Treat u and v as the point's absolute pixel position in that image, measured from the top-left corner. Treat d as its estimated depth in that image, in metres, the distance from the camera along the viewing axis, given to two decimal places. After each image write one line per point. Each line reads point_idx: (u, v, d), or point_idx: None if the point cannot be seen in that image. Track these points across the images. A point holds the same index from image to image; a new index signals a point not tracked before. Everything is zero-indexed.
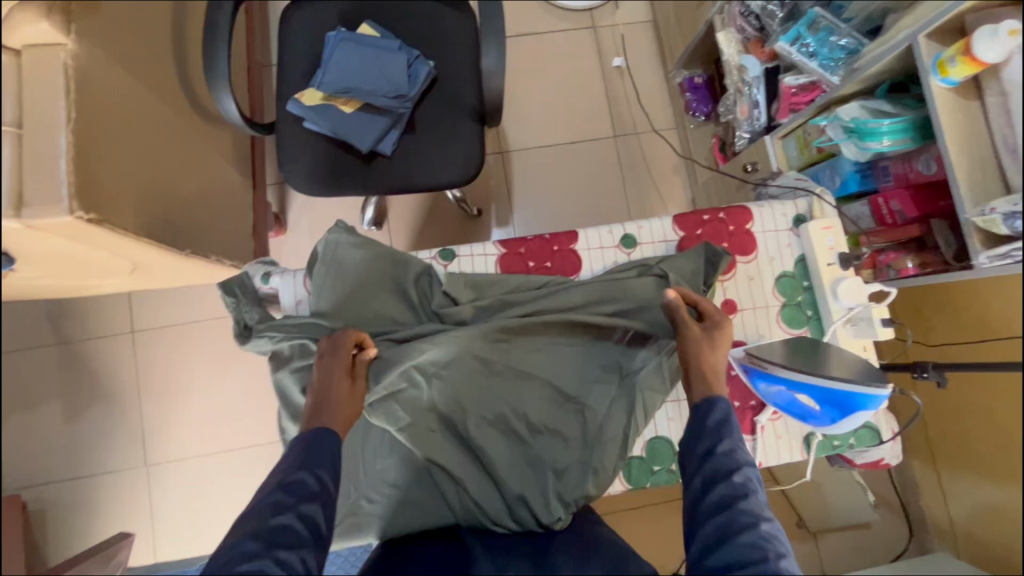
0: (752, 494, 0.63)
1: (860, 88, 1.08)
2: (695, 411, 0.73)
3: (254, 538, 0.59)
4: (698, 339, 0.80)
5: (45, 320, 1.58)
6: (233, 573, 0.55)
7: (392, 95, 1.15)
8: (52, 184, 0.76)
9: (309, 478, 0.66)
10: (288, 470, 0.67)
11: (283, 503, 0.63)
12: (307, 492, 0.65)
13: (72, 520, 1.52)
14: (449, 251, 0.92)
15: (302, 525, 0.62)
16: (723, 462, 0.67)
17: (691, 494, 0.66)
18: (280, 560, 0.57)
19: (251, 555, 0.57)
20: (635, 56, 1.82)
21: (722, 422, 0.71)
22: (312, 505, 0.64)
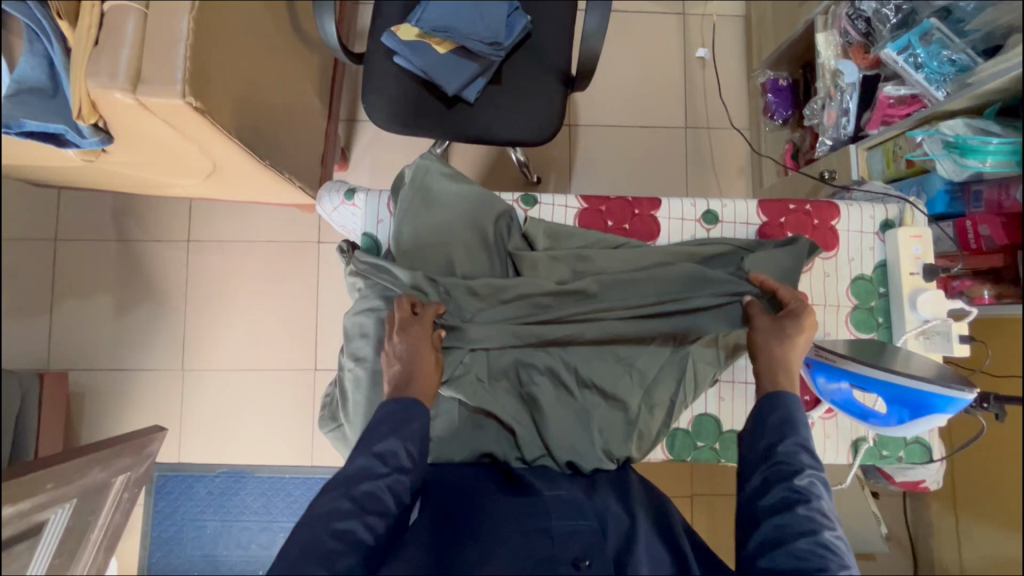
0: (812, 500, 0.67)
1: (969, 106, 1.04)
2: (767, 402, 0.77)
3: (348, 498, 0.65)
4: (765, 330, 0.82)
5: (110, 214, 1.62)
6: (329, 527, 0.62)
7: (489, 41, 1.13)
8: (170, 67, 0.79)
9: (398, 450, 0.70)
10: (378, 435, 0.71)
11: (376, 468, 0.69)
12: (401, 465, 0.70)
13: (108, 409, 1.59)
14: (531, 197, 0.96)
15: (387, 494, 0.67)
16: (785, 463, 0.71)
17: (749, 490, 0.72)
18: (368, 525, 0.64)
19: (342, 514, 0.64)
20: (721, 49, 1.78)
21: (787, 421, 0.74)
22: (401, 478, 0.69)
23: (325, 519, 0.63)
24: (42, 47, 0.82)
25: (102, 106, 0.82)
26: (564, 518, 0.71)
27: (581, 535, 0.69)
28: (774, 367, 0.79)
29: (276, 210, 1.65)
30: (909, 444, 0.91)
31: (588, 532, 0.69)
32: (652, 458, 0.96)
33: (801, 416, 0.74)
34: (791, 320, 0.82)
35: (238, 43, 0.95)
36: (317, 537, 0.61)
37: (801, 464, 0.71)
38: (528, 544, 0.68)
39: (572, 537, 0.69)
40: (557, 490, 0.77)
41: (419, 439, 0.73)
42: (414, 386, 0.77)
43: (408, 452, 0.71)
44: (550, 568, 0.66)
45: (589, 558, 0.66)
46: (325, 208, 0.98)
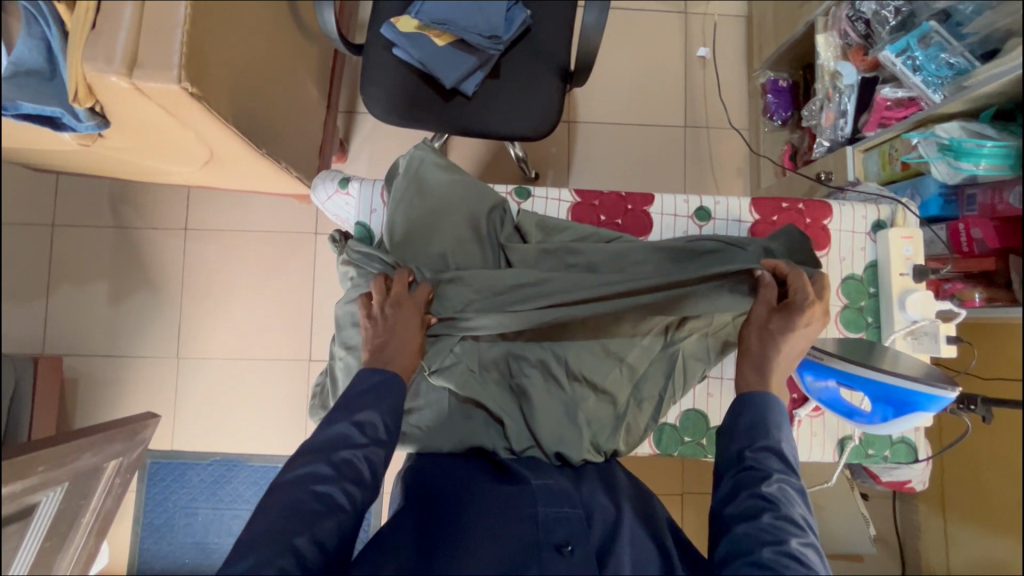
0: (778, 507, 0.66)
1: (965, 108, 1.04)
2: (737, 403, 0.76)
3: (328, 463, 0.68)
4: (756, 322, 0.82)
5: (107, 200, 1.63)
6: (309, 488, 0.66)
7: (487, 34, 1.14)
8: (167, 52, 0.79)
9: (376, 421, 0.73)
10: (358, 404, 0.74)
11: (352, 436, 0.71)
12: (377, 435, 0.72)
13: (102, 394, 1.59)
14: (525, 190, 0.98)
15: (363, 462, 0.70)
16: (753, 470, 0.70)
17: (720, 496, 0.71)
18: (345, 490, 0.67)
19: (322, 478, 0.67)
20: (722, 48, 1.78)
21: (757, 424, 0.73)
22: (376, 448, 0.71)
23: (304, 481, 0.67)
24: (40, 30, 0.83)
25: (98, 89, 0.82)
26: (549, 505, 0.73)
27: (566, 521, 0.71)
28: (761, 364, 0.78)
29: (273, 200, 1.66)
30: (894, 443, 0.92)
31: (572, 519, 0.71)
32: (640, 452, 0.96)
33: (771, 416, 0.73)
34: (783, 316, 0.80)
35: (237, 31, 0.95)
36: (297, 496, 0.65)
37: (769, 469, 0.70)
38: (514, 531, 0.70)
39: (556, 522, 0.70)
40: (546, 480, 0.78)
41: (398, 412, 0.75)
42: (395, 362, 0.78)
43: (386, 423, 0.73)
44: (534, 552, 0.68)
45: (572, 543, 0.68)
46: (319, 196, 0.99)
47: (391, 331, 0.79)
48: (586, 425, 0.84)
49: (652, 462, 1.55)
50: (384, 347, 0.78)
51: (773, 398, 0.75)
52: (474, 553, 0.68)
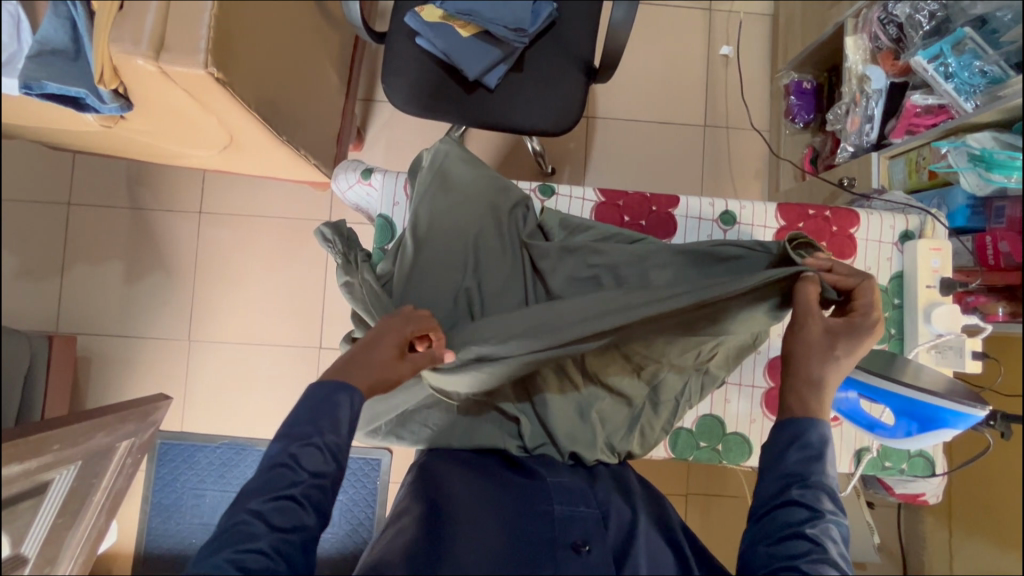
0: (822, 550, 0.63)
1: (997, 119, 1.02)
2: (788, 429, 0.70)
3: (255, 514, 0.61)
4: (812, 343, 0.71)
5: (123, 181, 1.63)
6: (231, 550, 0.59)
7: (512, 27, 1.12)
8: (194, 36, 0.78)
9: (316, 454, 0.65)
10: (295, 436, 0.66)
11: (284, 477, 0.64)
12: (319, 469, 0.65)
13: (114, 374, 1.60)
14: (548, 187, 0.97)
15: (301, 506, 0.63)
16: (799, 507, 0.66)
17: (757, 530, 0.68)
18: (277, 544, 0.60)
19: (250, 534, 0.60)
20: (746, 47, 1.75)
21: (811, 457, 0.68)
22: (315, 484, 0.65)
23: (226, 542, 0.60)
24: (66, 9, 0.82)
25: (123, 71, 0.81)
26: (564, 503, 0.73)
27: (581, 520, 0.71)
28: (798, 390, 0.71)
29: (288, 187, 1.65)
30: (912, 456, 0.91)
31: (587, 518, 0.71)
32: (654, 455, 0.97)
33: (825, 448, 0.69)
34: (846, 339, 0.71)
35: (263, 16, 0.94)
36: (218, 562, 0.58)
37: (821, 508, 0.66)
38: (530, 528, 0.71)
39: (572, 522, 0.71)
40: (560, 477, 0.78)
41: (342, 431, 0.67)
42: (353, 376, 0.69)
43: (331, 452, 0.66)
44: (550, 550, 0.68)
45: (589, 543, 0.68)
46: (339, 186, 0.99)
47: (363, 347, 0.71)
48: (599, 426, 0.84)
49: (659, 463, 1.55)
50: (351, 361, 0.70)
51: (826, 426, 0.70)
52: (488, 552, 0.68)
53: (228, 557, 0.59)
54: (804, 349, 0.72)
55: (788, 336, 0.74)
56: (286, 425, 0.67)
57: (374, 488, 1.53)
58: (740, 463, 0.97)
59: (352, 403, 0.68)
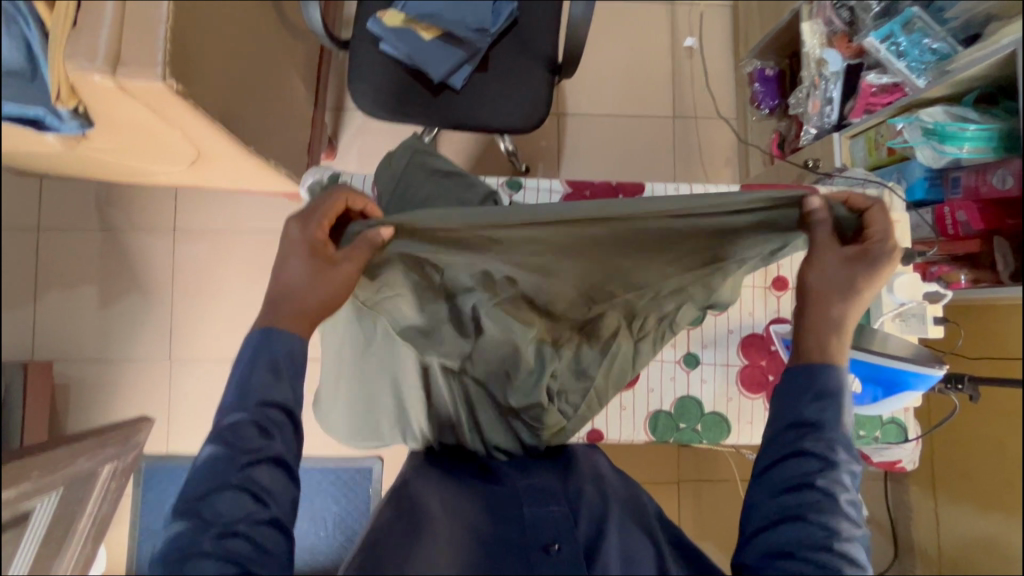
0: (832, 500, 0.64)
1: (948, 93, 1.06)
2: (802, 376, 0.68)
3: (196, 516, 0.59)
4: (829, 276, 0.66)
5: (94, 202, 1.61)
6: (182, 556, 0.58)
7: (475, 28, 1.15)
8: (149, 49, 0.78)
9: (245, 432, 0.62)
10: (228, 411, 0.63)
11: (222, 466, 0.61)
12: (254, 446, 0.62)
13: (94, 399, 1.58)
14: (516, 181, 0.98)
15: (244, 494, 0.60)
16: (814, 458, 0.65)
17: (765, 483, 0.67)
18: (222, 541, 0.58)
19: (194, 537, 0.59)
20: (709, 39, 1.78)
21: (828, 405, 0.66)
22: (253, 463, 0.61)
23: (176, 550, 0.58)
24: (19, 31, 0.81)
25: (81, 89, 0.80)
26: (536, 505, 0.74)
27: (551, 520, 0.71)
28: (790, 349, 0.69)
29: (262, 199, 1.64)
30: (885, 423, 0.94)
31: (558, 517, 0.71)
32: (636, 439, 0.99)
33: (843, 394, 0.67)
34: (865, 269, 0.66)
35: (222, 27, 0.94)
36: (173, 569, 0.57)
37: (834, 459, 0.65)
38: (502, 533, 0.72)
39: (542, 522, 0.71)
40: (532, 479, 0.80)
41: (278, 389, 0.64)
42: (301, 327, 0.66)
43: (276, 405, 0.64)
44: (522, 553, 0.69)
45: (559, 542, 0.68)
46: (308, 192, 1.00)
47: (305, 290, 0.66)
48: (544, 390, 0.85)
49: (648, 451, 1.57)
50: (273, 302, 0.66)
51: (843, 371, 0.68)
52: (461, 557, 0.68)
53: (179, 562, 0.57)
54: (822, 282, 0.67)
55: (802, 265, 0.69)
56: (225, 404, 0.64)
57: (367, 496, 1.52)
58: (720, 442, 0.99)
59: (284, 354, 0.65)
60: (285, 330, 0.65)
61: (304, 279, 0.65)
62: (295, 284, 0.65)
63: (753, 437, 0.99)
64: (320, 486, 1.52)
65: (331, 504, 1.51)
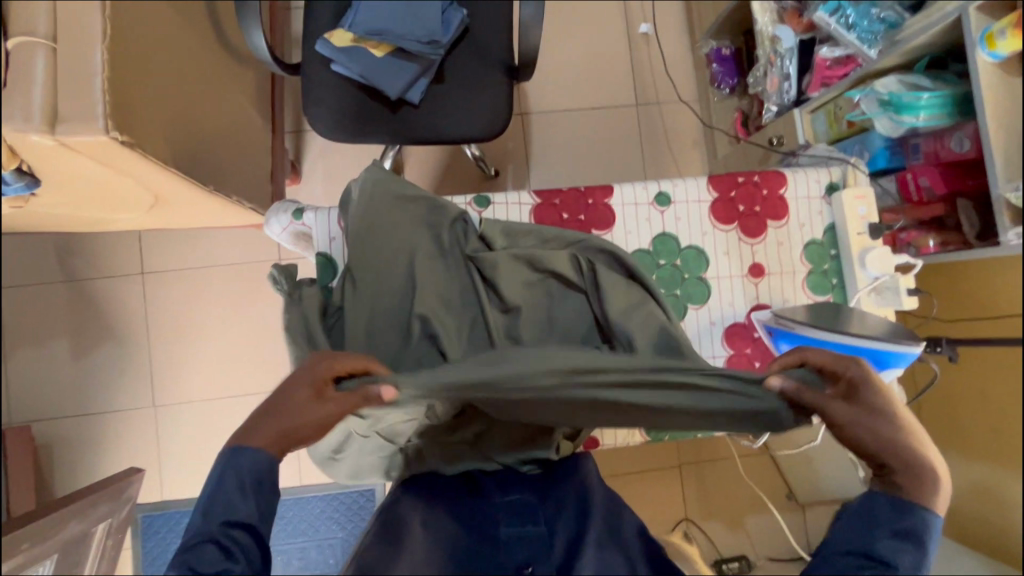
0: None
1: (900, 62, 1.08)
2: (885, 503, 0.62)
3: None
4: (869, 427, 0.63)
5: (54, 254, 1.55)
6: None
7: (426, 40, 1.11)
8: (88, 102, 0.75)
9: (208, 549, 0.58)
10: (192, 532, 0.59)
11: None
12: (215, 565, 0.57)
13: (80, 455, 1.53)
14: (484, 198, 0.97)
15: None
16: None
17: None
18: None
19: None
20: (663, 23, 1.78)
21: (905, 545, 0.59)
22: None
23: None
24: None
25: (21, 149, 0.77)
26: (512, 525, 0.77)
27: (528, 540, 0.75)
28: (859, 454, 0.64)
29: (231, 232, 1.60)
30: None
31: (534, 539, 0.75)
32: (632, 441, 0.99)
33: (930, 544, 0.60)
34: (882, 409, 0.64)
35: (162, 67, 0.90)
36: None
37: None
38: (480, 554, 0.76)
39: (519, 544, 0.75)
40: (511, 494, 0.80)
41: (246, 495, 0.61)
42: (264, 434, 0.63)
43: (241, 524, 0.60)
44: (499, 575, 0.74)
45: (533, 564, 0.74)
46: (274, 229, 0.98)
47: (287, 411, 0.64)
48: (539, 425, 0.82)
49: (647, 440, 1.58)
50: (257, 419, 0.64)
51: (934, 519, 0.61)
52: None
53: None
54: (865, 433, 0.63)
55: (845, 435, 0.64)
56: (190, 526, 0.60)
57: None
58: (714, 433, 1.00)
59: (247, 467, 0.62)
60: (252, 449, 0.62)
61: (301, 410, 0.64)
62: (283, 410, 0.64)
63: (747, 424, 1.00)
64: (324, 513, 1.51)
65: (337, 529, 1.50)
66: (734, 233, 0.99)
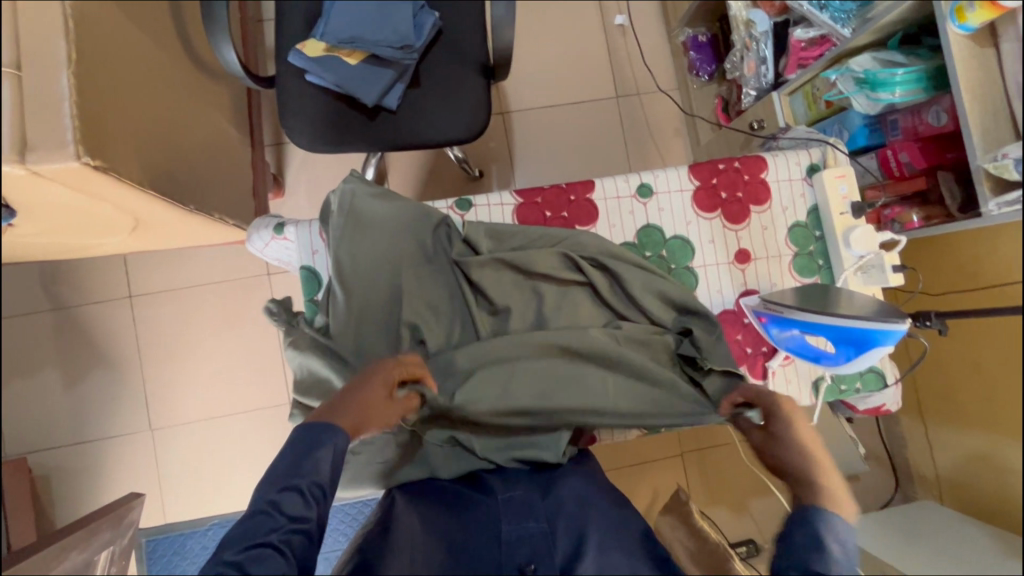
0: None
1: (873, 40, 1.08)
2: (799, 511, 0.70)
3: (228, 565, 0.57)
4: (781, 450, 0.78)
5: (38, 283, 1.53)
6: None
7: (399, 45, 1.10)
8: (57, 128, 0.74)
9: (294, 496, 0.63)
10: (276, 480, 0.64)
11: (261, 525, 0.60)
12: (297, 513, 0.62)
13: (79, 484, 1.52)
14: (465, 201, 0.97)
15: (280, 552, 0.59)
16: None
17: None
18: None
19: None
20: (638, 13, 1.78)
21: (814, 539, 0.66)
22: (297, 529, 0.61)
23: None
24: None
25: None
26: (513, 523, 0.74)
27: (528, 539, 0.72)
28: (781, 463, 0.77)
29: (217, 250, 1.59)
30: (864, 374, 0.99)
31: (535, 535, 0.72)
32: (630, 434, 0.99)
33: (843, 541, 0.65)
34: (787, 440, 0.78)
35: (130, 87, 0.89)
36: None
37: None
38: (477, 548, 0.72)
39: (519, 543, 0.72)
40: (512, 491, 0.80)
41: (329, 468, 0.67)
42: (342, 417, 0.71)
43: (320, 488, 0.65)
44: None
45: (535, 563, 0.69)
46: (256, 245, 0.97)
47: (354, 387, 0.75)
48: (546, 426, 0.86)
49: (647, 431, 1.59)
50: (337, 404, 0.73)
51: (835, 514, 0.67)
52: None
53: None
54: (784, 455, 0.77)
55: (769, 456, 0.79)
56: (271, 476, 0.65)
57: None
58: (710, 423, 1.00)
59: (331, 444, 0.68)
60: (333, 425, 0.69)
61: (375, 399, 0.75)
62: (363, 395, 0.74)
63: None
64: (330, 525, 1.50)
65: (344, 542, 1.50)
66: (718, 220, 0.99)
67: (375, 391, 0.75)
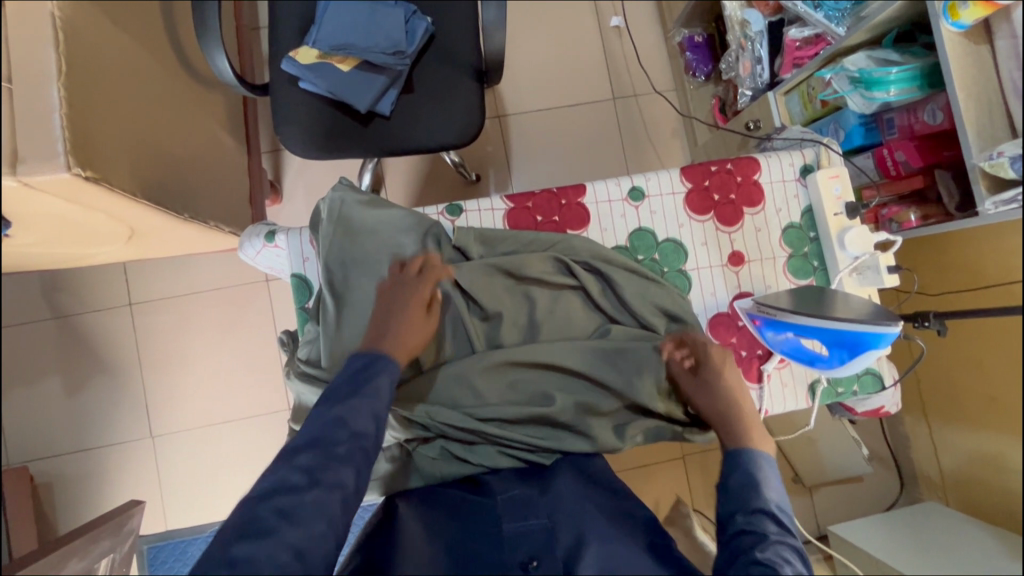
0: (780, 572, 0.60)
1: (868, 37, 1.07)
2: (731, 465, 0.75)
3: (297, 470, 0.63)
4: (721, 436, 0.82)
5: (39, 291, 1.54)
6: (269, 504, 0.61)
7: (391, 51, 1.10)
8: (48, 139, 0.74)
9: (357, 414, 0.68)
10: (338, 399, 0.70)
11: (325, 437, 0.66)
12: (360, 429, 0.68)
13: (81, 491, 1.52)
14: (456, 206, 0.96)
15: (342, 463, 0.65)
16: (751, 533, 0.66)
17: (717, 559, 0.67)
18: (315, 498, 0.62)
19: (289, 484, 0.62)
20: (634, 14, 1.77)
21: (749, 484, 0.71)
22: (357, 444, 0.67)
23: (269, 495, 0.61)
24: None
25: None
26: (512, 521, 0.74)
27: (529, 535, 0.72)
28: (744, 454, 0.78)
29: (216, 256, 1.59)
30: (861, 376, 0.98)
31: (536, 532, 0.73)
32: None
33: (764, 476, 0.72)
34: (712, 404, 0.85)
35: (122, 97, 0.90)
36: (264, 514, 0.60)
37: (765, 532, 0.66)
38: (475, 546, 0.72)
39: (521, 539, 0.72)
40: (511, 490, 0.80)
41: (387, 395, 0.71)
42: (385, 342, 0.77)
43: (380, 415, 0.70)
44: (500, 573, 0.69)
45: (536, 559, 0.69)
46: (248, 253, 0.97)
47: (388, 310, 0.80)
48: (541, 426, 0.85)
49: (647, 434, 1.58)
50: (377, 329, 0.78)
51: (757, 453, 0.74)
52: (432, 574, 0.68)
53: (273, 509, 0.60)
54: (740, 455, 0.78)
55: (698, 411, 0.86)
56: (335, 392, 0.71)
57: None
58: None
59: (387, 372, 0.73)
60: (385, 356, 0.74)
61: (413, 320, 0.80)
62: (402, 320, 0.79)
63: None
64: None
65: None
66: (710, 223, 0.99)
67: (414, 307, 0.80)
